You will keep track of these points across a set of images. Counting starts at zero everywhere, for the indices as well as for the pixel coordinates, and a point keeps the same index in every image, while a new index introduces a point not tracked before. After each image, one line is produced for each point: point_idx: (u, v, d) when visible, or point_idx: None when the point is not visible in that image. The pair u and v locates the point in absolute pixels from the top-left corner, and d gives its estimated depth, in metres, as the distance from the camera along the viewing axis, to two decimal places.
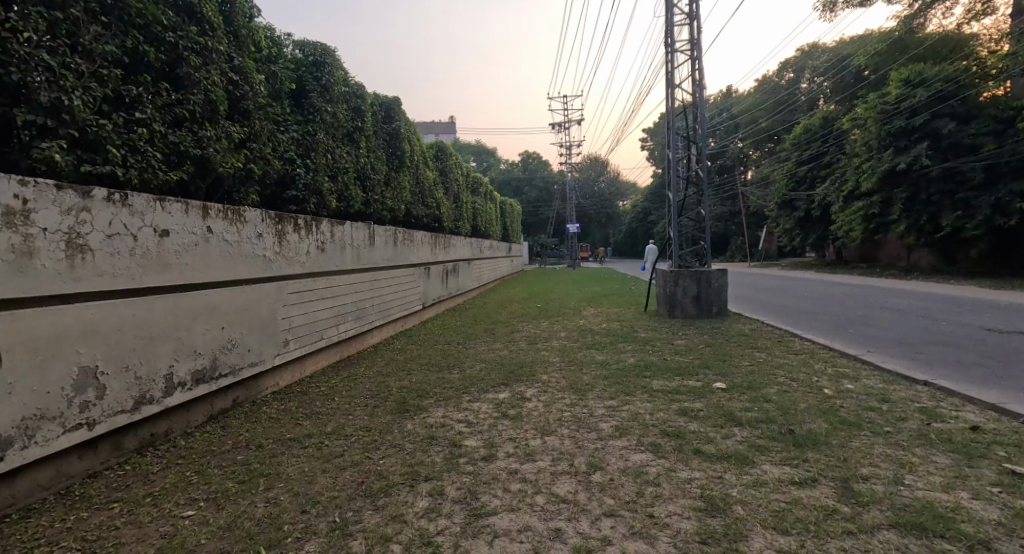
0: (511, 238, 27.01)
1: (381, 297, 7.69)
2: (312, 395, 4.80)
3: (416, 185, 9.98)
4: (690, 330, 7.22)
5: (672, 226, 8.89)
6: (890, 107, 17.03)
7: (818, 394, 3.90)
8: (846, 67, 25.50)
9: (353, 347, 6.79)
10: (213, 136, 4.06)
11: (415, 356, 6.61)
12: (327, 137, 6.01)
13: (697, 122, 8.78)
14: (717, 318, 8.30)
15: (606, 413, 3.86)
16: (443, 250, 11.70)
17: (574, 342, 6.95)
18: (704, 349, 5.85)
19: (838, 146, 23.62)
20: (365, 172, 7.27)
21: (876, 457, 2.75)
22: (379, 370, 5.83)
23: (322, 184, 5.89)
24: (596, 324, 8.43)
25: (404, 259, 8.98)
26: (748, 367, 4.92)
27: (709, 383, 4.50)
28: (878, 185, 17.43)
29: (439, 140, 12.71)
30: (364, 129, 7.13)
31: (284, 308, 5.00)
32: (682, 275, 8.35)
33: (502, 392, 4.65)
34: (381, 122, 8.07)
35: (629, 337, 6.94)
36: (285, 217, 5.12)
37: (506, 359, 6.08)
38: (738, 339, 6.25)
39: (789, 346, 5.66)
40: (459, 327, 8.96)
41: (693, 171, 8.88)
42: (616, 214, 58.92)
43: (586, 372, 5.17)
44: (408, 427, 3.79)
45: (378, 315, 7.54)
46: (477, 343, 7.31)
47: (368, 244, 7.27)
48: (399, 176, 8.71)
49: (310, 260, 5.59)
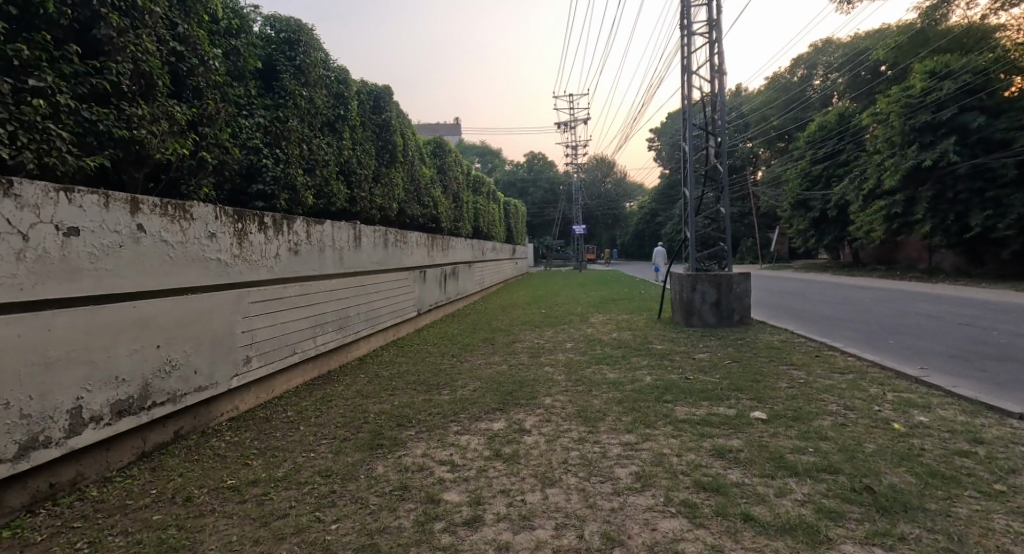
0: (515, 240, 26.28)
1: (368, 304, 7.02)
2: (275, 422, 4.12)
3: (410, 182, 9.29)
4: (711, 342, 6.46)
5: (688, 226, 8.13)
6: (915, 100, 16.17)
7: (887, 430, 3.16)
8: (862, 62, 24.62)
9: (334, 361, 6.09)
10: (148, 115, 3.37)
11: (403, 371, 5.93)
12: (302, 124, 5.33)
13: (714, 112, 8.03)
14: (739, 327, 7.55)
15: (624, 453, 3.13)
16: (441, 252, 11.00)
17: (581, 355, 6.22)
18: (731, 366, 5.09)
19: (855, 144, 22.76)
20: (350, 166, 6.60)
21: (1001, 537, 2.01)
22: (360, 389, 5.15)
23: (295, 178, 5.20)
24: (606, 333, 7.68)
25: (396, 262, 8.29)
26: (788, 390, 4.17)
27: (744, 412, 3.74)
28: (901, 183, 16.58)
29: (437, 136, 12.05)
30: (349, 119, 6.46)
31: (245, 320, 4.32)
32: (699, 279, 7.61)
33: (497, 421, 3.93)
34: (369, 112, 7.38)
35: (643, 351, 6.18)
36: (246, 215, 4.44)
37: (504, 376, 5.36)
38: (768, 354, 5.49)
39: (831, 363, 4.90)
40: (456, 337, 8.26)
41: (711, 165, 8.13)
42: (622, 215, 58.13)
43: (595, 395, 4.44)
44: (377, 472, 3.08)
45: (365, 324, 6.88)
46: (475, 356, 6.60)
47: (353, 246, 6.60)
48: (390, 172, 8.02)
49: (279, 264, 4.92)
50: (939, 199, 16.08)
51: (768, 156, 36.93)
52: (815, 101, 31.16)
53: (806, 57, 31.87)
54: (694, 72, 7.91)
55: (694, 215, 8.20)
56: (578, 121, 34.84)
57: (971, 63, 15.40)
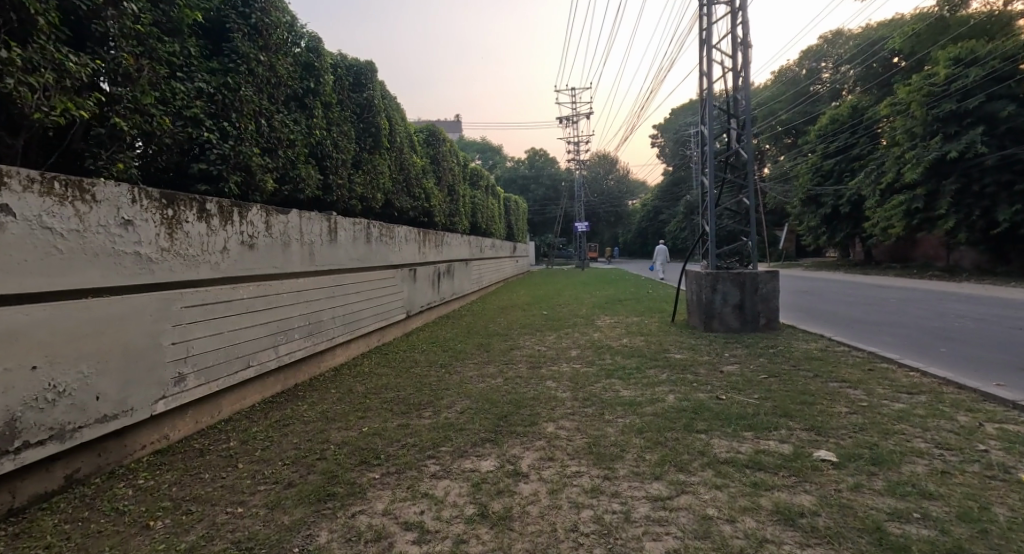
0: (515, 237, 25.38)
1: (346, 307, 6.21)
2: (209, 457, 3.29)
3: (397, 171, 8.47)
4: (738, 350, 5.62)
5: (707, 220, 7.25)
6: (939, 88, 15.32)
7: (1011, 484, 2.36)
8: (875, 53, 23.78)
9: (302, 374, 5.26)
10: (24, 62, 2.57)
11: (382, 385, 5.12)
12: (258, 95, 4.49)
13: (736, 92, 7.18)
14: (766, 332, 6.72)
15: (657, 515, 2.32)
16: (434, 249, 10.18)
17: (590, 366, 5.39)
18: (770, 383, 4.27)
19: (869, 137, 21.89)
20: (320, 148, 5.77)
21: None
22: (328, 409, 4.34)
23: (250, 157, 4.35)
24: (614, 339, 6.84)
25: (381, 259, 7.47)
26: (851, 417, 3.34)
27: (803, 449, 2.92)
28: (922, 176, 15.72)
29: (429, 124, 11.20)
30: (320, 95, 5.63)
31: (177, 329, 3.48)
32: (721, 278, 6.77)
33: (486, 459, 3.10)
34: (348, 90, 6.57)
35: (661, 362, 5.34)
36: (180, 199, 3.60)
37: (499, 393, 4.55)
38: (811, 367, 4.65)
39: (890, 379, 4.08)
40: (447, 343, 7.43)
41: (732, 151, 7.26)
42: (625, 213, 57.12)
43: (610, 422, 3.63)
44: (318, 543, 2.26)
45: (342, 329, 6.08)
46: (467, 366, 5.78)
47: (325, 241, 5.78)
48: (372, 159, 7.19)
49: (229, 260, 4.10)
50: (963, 194, 15.25)
51: (775, 151, 36.06)
52: (824, 95, 30.34)
53: (815, 49, 31.03)
54: (715, 46, 7.07)
55: (714, 207, 7.33)
56: (580, 115, 33.91)
57: (1000, 48, 14.55)
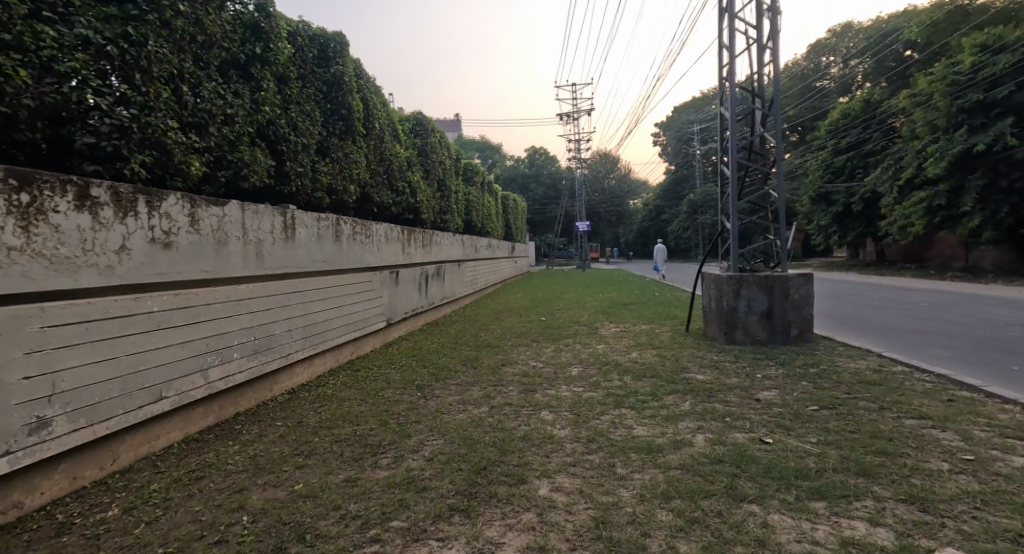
0: (514, 236, 24.51)
1: (307, 317, 5.30)
2: (65, 539, 2.36)
3: (376, 162, 7.55)
4: (772, 371, 4.69)
5: (729, 215, 6.27)
6: (963, 77, 14.39)
7: None
8: (888, 45, 22.83)
9: (245, 400, 4.34)
10: None
11: (341, 414, 4.20)
12: (174, 53, 3.54)
13: (762, 67, 6.24)
14: (798, 345, 5.80)
15: None
16: (421, 250, 9.28)
17: (595, 392, 4.47)
18: (826, 419, 3.36)
19: (883, 132, 20.96)
20: (271, 128, 4.84)
21: None
22: (262, 451, 3.41)
23: (165, 133, 3.42)
24: (621, 354, 5.92)
25: (354, 260, 6.55)
26: (958, 480, 2.42)
27: (912, 541, 2.01)
28: (946, 170, 14.78)
29: (417, 112, 10.27)
30: (271, 65, 4.71)
31: (33, 358, 2.55)
32: (745, 283, 5.85)
33: (452, 548, 2.20)
34: (312, 64, 5.66)
35: (680, 386, 4.42)
36: (45, 182, 2.66)
37: (482, 430, 3.63)
38: (871, 396, 3.73)
39: (986, 417, 3.18)
40: (431, 356, 6.53)
41: (757, 135, 6.30)
42: (627, 212, 56.23)
43: (625, 481, 2.72)
44: None
45: (302, 344, 5.16)
46: (449, 389, 4.87)
47: (278, 240, 4.86)
48: (342, 144, 6.29)
49: (130, 263, 3.16)
50: (989, 190, 14.34)
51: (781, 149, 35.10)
52: (833, 90, 29.41)
53: (823, 43, 30.11)
54: (737, 15, 6.15)
55: (737, 199, 6.34)
56: (581, 112, 33.02)
57: None
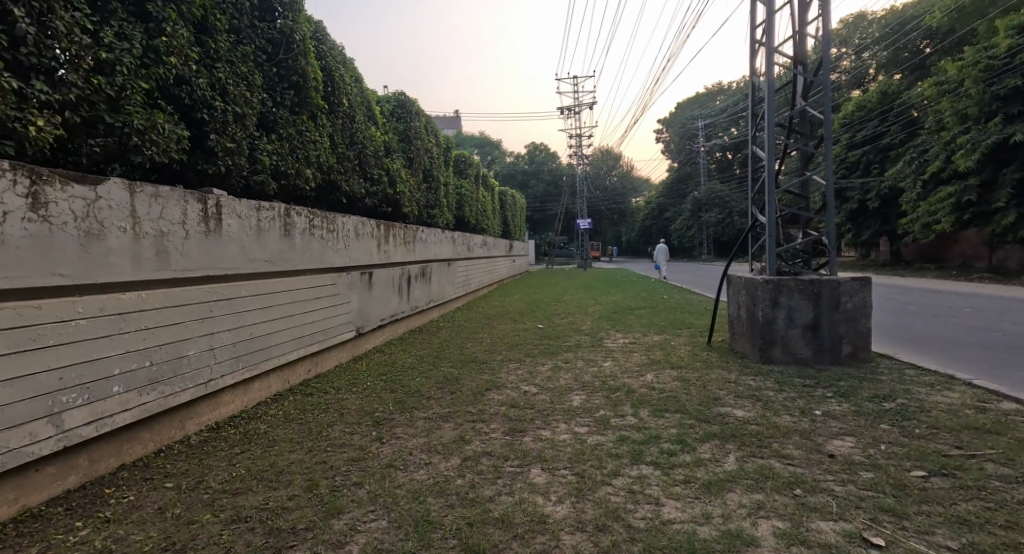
0: (512, 233, 23.34)
1: (238, 332, 4.21)
2: None
3: (343, 144, 6.47)
4: (834, 406, 3.58)
5: (765, 207, 5.17)
6: (998, 62, 13.32)
7: None
8: (906, 33, 21.72)
9: (136, 447, 3.25)
10: None
11: (260, 468, 3.11)
12: None
13: (805, 26, 5.13)
14: (851, 366, 4.71)
15: None
16: (402, 247, 8.17)
17: (604, 438, 3.36)
18: (951, 499, 2.28)
19: (901, 125, 19.87)
20: (182, 87, 3.75)
21: None
22: (115, 544, 2.32)
23: None
24: (633, 377, 4.79)
25: (311, 259, 5.45)
26: None
27: None
28: (977, 163, 13.72)
29: (399, 92, 9.16)
30: (179, 3, 3.60)
31: None
32: (786, 289, 4.75)
33: None
34: (248, 14, 4.56)
35: (717, 430, 3.30)
36: None
37: (443, 509, 2.53)
38: (998, 454, 2.64)
39: None
40: (403, 374, 5.44)
41: (797, 110, 5.20)
42: (628, 211, 55.03)
43: None
44: None
45: (229, 367, 4.08)
46: (413, 427, 3.77)
47: (194, 234, 3.75)
48: (293, 119, 5.21)
49: None
50: None
51: None
52: (844, 84, 28.26)
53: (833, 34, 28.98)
54: None
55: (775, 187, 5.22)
56: (583, 106, 31.96)
57: None
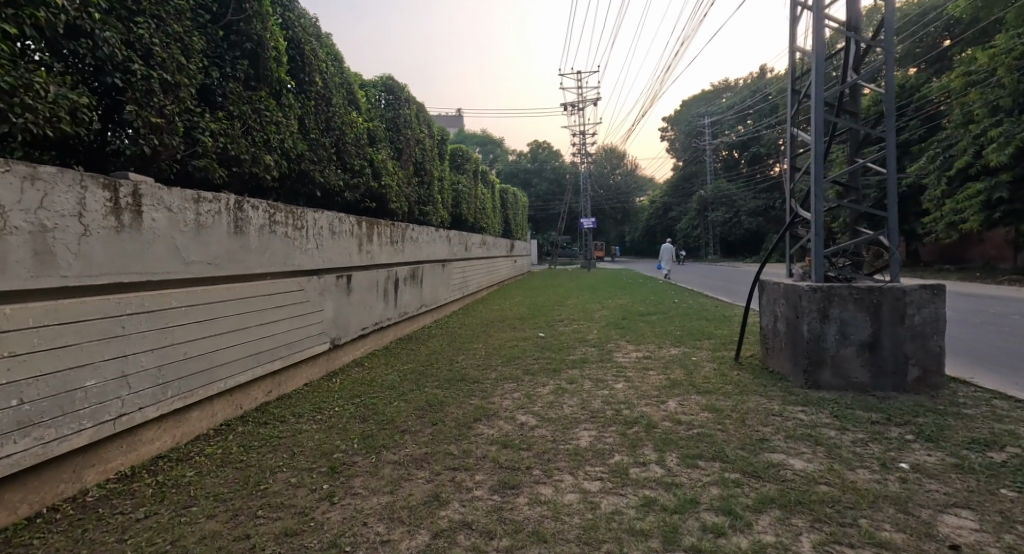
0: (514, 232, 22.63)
1: (165, 352, 3.38)
2: None
3: (316, 129, 5.65)
4: (923, 457, 2.74)
5: (813, 199, 4.33)
6: None
7: None
8: (925, 26, 20.86)
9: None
10: None
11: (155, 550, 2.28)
12: None
13: None
14: (919, 392, 3.86)
15: None
16: (388, 245, 7.34)
17: (623, 502, 2.51)
18: None
19: (921, 120, 18.98)
20: (81, 42, 2.92)
21: None
22: None
23: None
24: (652, 405, 3.95)
25: (271, 259, 4.62)
26: None
27: None
28: (1011, 158, 12.85)
29: (387, 76, 8.32)
30: None
31: None
32: (839, 298, 3.91)
33: None
34: None
35: (775, 492, 2.46)
36: None
37: None
38: None
39: None
40: (380, 397, 4.61)
41: (848, 84, 4.36)
42: (632, 210, 54.21)
43: None
44: None
45: (150, 397, 3.25)
46: (376, 479, 2.94)
47: (97, 230, 2.93)
48: (248, 95, 4.39)
49: None
50: None
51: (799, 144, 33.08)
52: None
53: None
54: None
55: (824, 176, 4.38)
56: (586, 101, 31.08)
57: None
